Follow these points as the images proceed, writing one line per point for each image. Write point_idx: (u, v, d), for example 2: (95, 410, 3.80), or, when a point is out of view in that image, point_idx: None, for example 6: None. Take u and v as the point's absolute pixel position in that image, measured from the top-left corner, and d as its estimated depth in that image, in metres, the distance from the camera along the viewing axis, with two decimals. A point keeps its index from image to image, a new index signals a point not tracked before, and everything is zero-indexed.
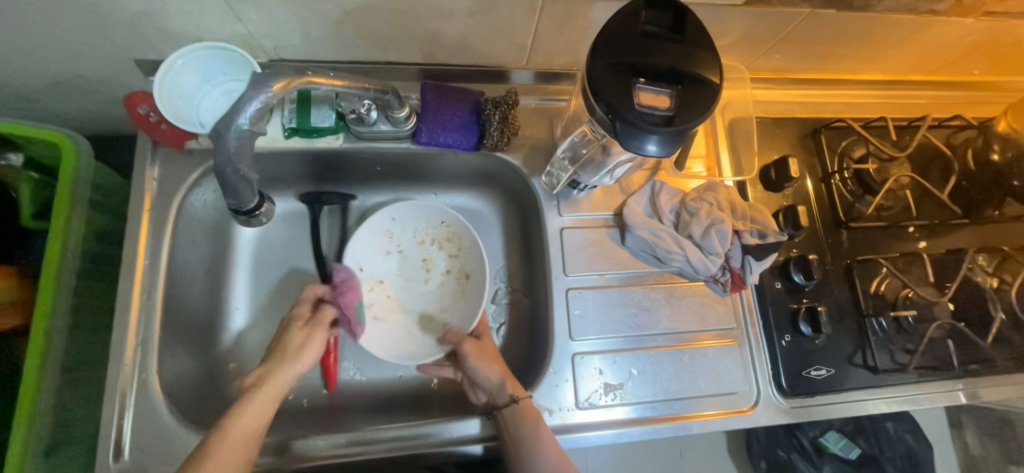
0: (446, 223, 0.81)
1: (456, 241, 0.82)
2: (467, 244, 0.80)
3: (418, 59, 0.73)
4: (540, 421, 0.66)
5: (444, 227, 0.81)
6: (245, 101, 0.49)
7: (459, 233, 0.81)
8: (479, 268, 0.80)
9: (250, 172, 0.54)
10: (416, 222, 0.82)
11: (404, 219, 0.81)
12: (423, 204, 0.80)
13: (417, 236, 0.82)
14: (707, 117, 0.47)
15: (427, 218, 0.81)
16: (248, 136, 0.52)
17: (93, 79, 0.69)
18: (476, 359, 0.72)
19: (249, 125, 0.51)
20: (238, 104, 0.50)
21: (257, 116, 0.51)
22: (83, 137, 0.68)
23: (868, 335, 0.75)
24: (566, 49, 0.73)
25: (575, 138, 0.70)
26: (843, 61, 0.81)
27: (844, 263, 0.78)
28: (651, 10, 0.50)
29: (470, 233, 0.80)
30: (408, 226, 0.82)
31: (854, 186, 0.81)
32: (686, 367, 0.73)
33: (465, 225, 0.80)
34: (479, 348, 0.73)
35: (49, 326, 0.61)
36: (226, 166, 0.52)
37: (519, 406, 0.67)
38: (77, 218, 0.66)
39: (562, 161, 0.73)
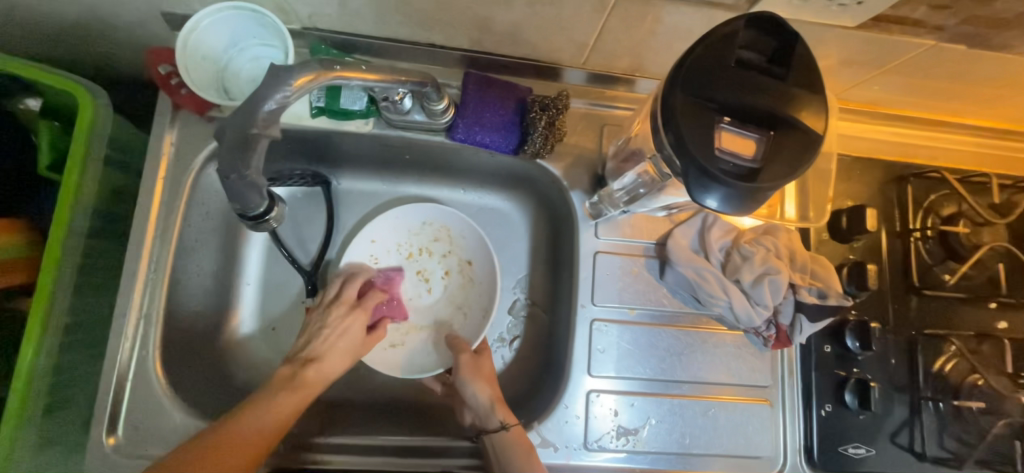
0: (427, 222, 0.78)
1: (444, 239, 0.78)
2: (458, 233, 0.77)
3: (464, 45, 0.65)
4: (530, 450, 0.62)
5: (428, 229, 0.78)
6: (262, 97, 0.46)
7: (443, 225, 0.78)
8: (477, 256, 0.77)
9: (258, 176, 0.48)
10: (394, 237, 0.78)
11: (382, 238, 0.77)
12: (393, 215, 0.76)
13: (402, 249, 0.78)
14: (796, 174, 0.39)
15: (408, 227, 0.78)
16: (258, 140, 0.47)
17: (118, 28, 0.64)
18: (470, 375, 0.68)
19: (256, 128, 0.46)
20: (253, 101, 0.46)
21: (270, 118, 0.47)
22: (103, 89, 0.63)
23: (919, 418, 0.67)
24: (631, 52, 0.64)
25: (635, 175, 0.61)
26: (951, 102, 0.70)
27: (906, 334, 0.69)
28: (753, 32, 0.41)
29: (448, 219, 0.77)
30: (387, 245, 0.78)
31: (935, 247, 0.71)
32: (708, 422, 0.67)
33: (446, 217, 0.77)
34: (476, 363, 0.69)
35: (56, 287, 0.58)
36: (230, 171, 0.47)
37: (508, 434, 0.63)
38: (91, 177, 0.62)
39: (616, 196, 0.65)
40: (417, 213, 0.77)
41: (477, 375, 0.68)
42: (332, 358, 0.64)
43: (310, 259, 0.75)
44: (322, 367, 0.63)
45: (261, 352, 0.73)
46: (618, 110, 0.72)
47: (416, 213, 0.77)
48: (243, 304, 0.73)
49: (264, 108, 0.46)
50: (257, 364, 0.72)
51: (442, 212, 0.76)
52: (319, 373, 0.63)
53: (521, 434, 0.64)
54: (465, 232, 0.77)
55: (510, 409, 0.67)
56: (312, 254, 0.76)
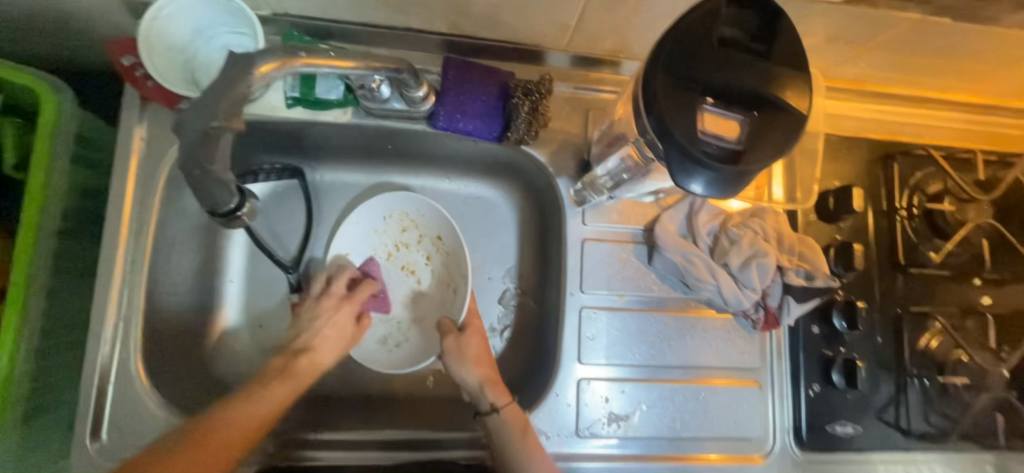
0: (388, 216, 0.76)
1: (412, 226, 0.77)
2: (430, 220, 0.76)
3: (443, 29, 0.63)
4: (525, 428, 0.62)
5: (392, 223, 0.77)
6: (221, 89, 0.43)
7: (402, 212, 0.76)
8: (444, 227, 0.75)
9: (225, 173, 0.47)
10: (368, 242, 0.76)
11: (354, 247, 0.75)
12: (354, 220, 0.75)
13: (380, 252, 0.77)
14: (781, 156, 0.39)
15: (373, 229, 0.76)
16: (216, 134, 0.44)
17: (77, 18, 0.61)
18: (456, 358, 0.66)
19: (217, 121, 0.44)
20: (211, 94, 0.43)
21: (233, 108, 0.44)
22: (65, 82, 0.60)
23: (905, 394, 0.68)
24: (615, 33, 0.62)
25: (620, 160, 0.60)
26: (938, 78, 0.69)
27: (893, 312, 0.70)
28: (735, 9, 0.40)
29: (405, 205, 0.75)
30: (362, 251, 0.76)
31: (921, 225, 0.71)
32: (699, 406, 0.68)
33: (401, 203, 0.75)
34: (460, 346, 0.67)
35: (29, 289, 0.57)
36: (194, 168, 0.46)
37: (500, 416, 0.63)
38: (58, 175, 0.59)
39: (600, 182, 0.65)
40: (375, 213, 0.75)
41: (464, 357, 0.66)
42: (326, 347, 0.66)
43: (291, 254, 0.74)
44: (317, 356, 0.65)
45: (247, 349, 0.72)
46: (604, 93, 0.70)
47: (393, 206, 0.76)
48: (227, 302, 0.72)
49: (227, 99, 0.43)
50: (245, 361, 0.71)
51: (398, 200, 0.75)
52: (313, 362, 0.64)
53: (517, 412, 0.63)
54: (423, 210, 0.75)
55: (502, 388, 0.65)
56: (292, 248, 0.75)
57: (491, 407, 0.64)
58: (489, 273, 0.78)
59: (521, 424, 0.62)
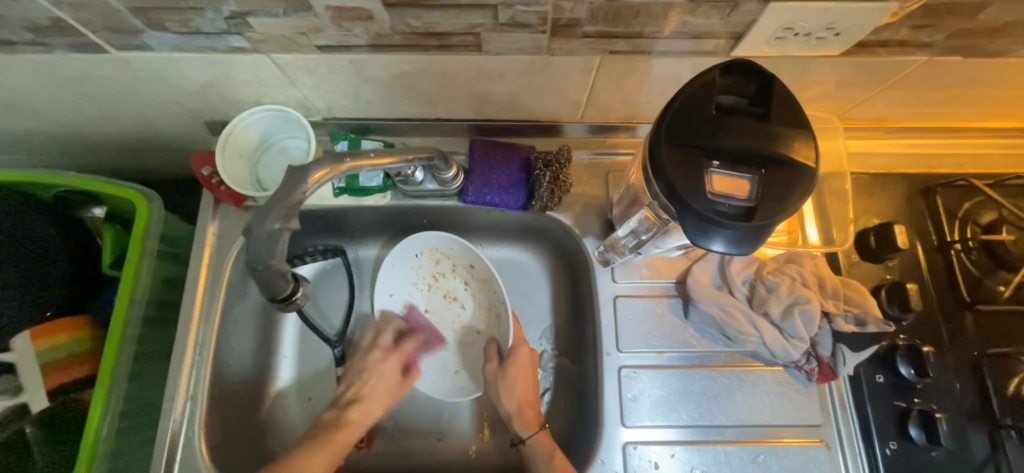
0: (419, 253, 0.76)
1: (444, 257, 0.76)
2: (459, 254, 0.74)
3: (468, 116, 0.70)
4: (553, 455, 0.63)
5: (424, 259, 0.77)
6: (276, 197, 0.48)
7: (432, 248, 0.75)
8: (474, 256, 0.73)
9: (284, 265, 0.51)
10: (408, 278, 0.77)
11: (396, 286, 0.77)
12: (389, 262, 0.75)
13: (421, 285, 0.78)
14: (793, 209, 0.40)
15: (409, 267, 0.77)
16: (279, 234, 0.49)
17: (169, 138, 0.73)
18: (498, 387, 0.67)
19: (279, 222, 0.48)
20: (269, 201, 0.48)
21: (290, 212, 0.48)
22: (156, 192, 0.72)
23: (1002, 449, 0.60)
24: (625, 103, 0.66)
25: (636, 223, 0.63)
26: (965, 108, 0.68)
27: (968, 355, 0.64)
28: (731, 79, 0.43)
29: (432, 240, 0.74)
30: (404, 287, 0.77)
31: (981, 257, 0.66)
32: (759, 470, 0.63)
33: (431, 240, 0.74)
34: (501, 375, 0.68)
35: (115, 374, 0.64)
36: (257, 262, 0.50)
37: (527, 446, 0.65)
38: (147, 270, 0.69)
39: (622, 243, 0.67)
40: (404, 254, 0.75)
41: (508, 385, 0.67)
42: (375, 399, 0.70)
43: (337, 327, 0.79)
44: (364, 407, 0.69)
45: (299, 424, 0.74)
46: (621, 156, 0.74)
47: (419, 247, 0.75)
48: (281, 378, 0.76)
49: (284, 203, 0.48)
50: (297, 437, 0.74)
51: (426, 238, 0.74)
52: (363, 412, 0.69)
53: (547, 440, 0.65)
54: (450, 244, 0.73)
55: (530, 417, 0.66)
56: (337, 323, 0.80)
57: (519, 436, 0.66)
58: (525, 335, 0.79)
59: (547, 451, 0.63)
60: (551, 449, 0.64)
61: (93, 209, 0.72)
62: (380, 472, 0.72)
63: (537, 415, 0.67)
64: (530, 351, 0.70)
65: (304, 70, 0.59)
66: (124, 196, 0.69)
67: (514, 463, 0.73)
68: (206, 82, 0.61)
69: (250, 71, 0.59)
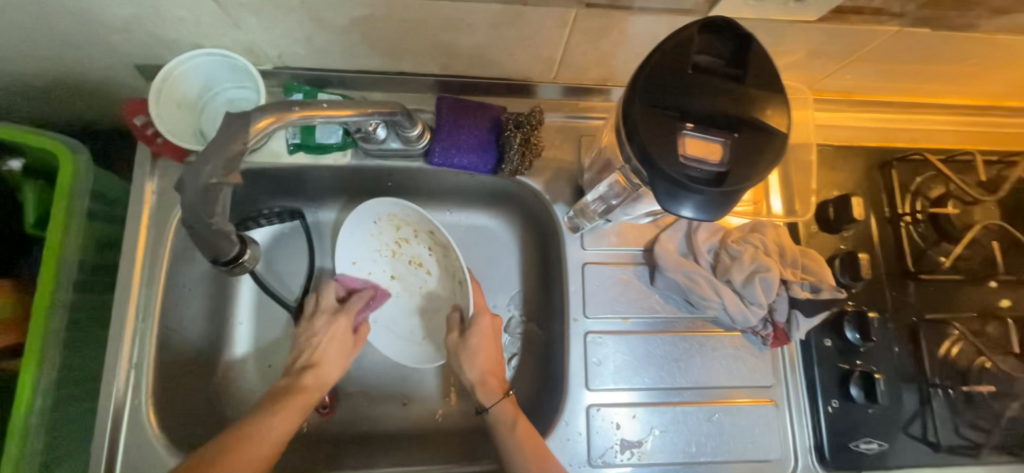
0: (379, 220, 0.72)
1: (404, 224, 0.73)
2: (416, 220, 0.71)
3: (435, 71, 0.66)
4: (516, 420, 0.63)
5: (385, 225, 0.73)
6: (213, 149, 0.43)
7: (390, 215, 0.72)
8: (431, 224, 0.69)
9: (226, 224, 0.47)
10: (369, 245, 0.74)
11: (359, 253, 0.74)
12: (349, 229, 0.72)
13: (384, 252, 0.75)
14: (764, 176, 0.39)
15: (369, 233, 0.73)
16: (213, 189, 0.44)
17: (95, 83, 0.65)
18: (460, 356, 0.67)
19: (215, 177, 0.44)
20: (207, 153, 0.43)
21: (230, 164, 0.44)
22: (82, 143, 0.64)
23: (930, 405, 0.66)
24: (600, 63, 0.64)
25: (606, 188, 0.61)
26: (926, 84, 0.69)
27: (907, 321, 0.68)
28: (708, 36, 0.41)
29: (390, 207, 0.70)
30: (366, 255, 0.74)
31: (927, 229, 0.70)
32: (714, 428, 0.66)
33: (387, 207, 0.71)
34: (463, 344, 0.67)
35: (45, 343, 0.58)
36: (194, 220, 0.45)
37: (490, 414, 0.64)
38: (76, 231, 0.62)
39: (591, 208, 0.66)
40: (362, 220, 0.71)
41: (469, 354, 0.67)
42: (331, 361, 0.66)
43: (297, 294, 0.76)
44: (321, 371, 0.65)
45: (257, 391, 0.72)
46: (593, 120, 0.72)
47: (376, 214, 0.72)
48: (236, 345, 0.73)
49: (223, 155, 0.44)
50: (255, 404, 0.71)
51: (382, 204, 0.70)
52: (319, 377, 0.65)
53: (510, 406, 0.64)
54: (408, 211, 0.70)
55: (492, 387, 0.65)
56: (296, 289, 0.77)
57: (481, 405, 0.65)
58: (493, 301, 0.78)
59: (510, 418, 0.63)
60: (514, 415, 0.63)
61: (8, 163, 0.63)
62: (344, 438, 0.72)
63: (502, 383, 0.66)
64: (492, 319, 0.69)
65: (248, 9, 0.53)
66: (42, 147, 0.61)
67: (481, 426, 0.74)
68: (133, 18, 0.54)
69: (184, 7, 0.53)
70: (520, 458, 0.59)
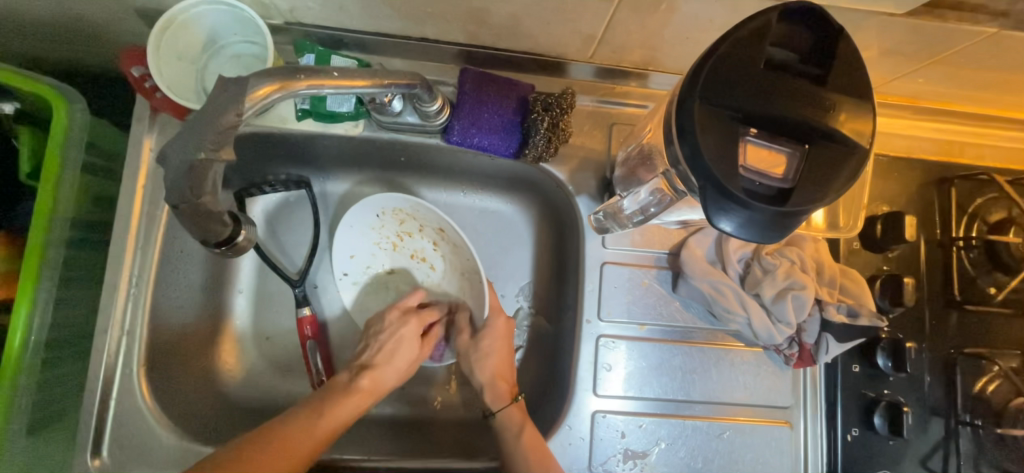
0: (381, 214, 0.69)
1: (410, 218, 0.68)
2: (421, 212, 0.66)
3: (461, 39, 0.60)
4: (524, 424, 0.61)
5: (387, 218, 0.69)
6: (211, 119, 0.39)
7: (394, 209, 0.67)
8: (441, 220, 0.66)
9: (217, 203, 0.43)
10: (369, 239, 0.71)
11: (358, 247, 0.70)
12: (347, 222, 0.68)
13: (384, 245, 0.71)
14: (832, 197, 0.34)
15: (369, 227, 0.70)
16: (204, 164, 0.40)
17: (93, 25, 0.60)
18: (470, 359, 0.65)
19: (204, 152, 0.39)
20: (206, 121, 0.39)
21: (220, 138, 0.40)
22: (78, 92, 0.60)
23: (955, 441, 0.62)
24: (644, 44, 0.57)
25: (648, 193, 0.51)
26: (1005, 95, 0.62)
27: (944, 351, 0.64)
28: (787, 26, 0.35)
29: (396, 201, 0.66)
30: (365, 248, 0.71)
31: (980, 256, 0.64)
32: (723, 444, 0.63)
33: (393, 200, 0.66)
34: (474, 347, 0.65)
35: (34, 302, 0.56)
36: (179, 201, 0.41)
37: (496, 419, 0.63)
38: (68, 185, 0.59)
39: (627, 215, 0.55)
40: (364, 213, 0.68)
41: (480, 356, 0.65)
42: (394, 363, 0.63)
43: (301, 267, 0.73)
44: (378, 374, 0.62)
45: (254, 363, 0.70)
46: (629, 107, 0.66)
47: (380, 209, 0.68)
48: (236, 314, 0.70)
49: (214, 127, 0.39)
50: (252, 377, 0.70)
51: (388, 197, 0.66)
52: (376, 381, 0.62)
53: (518, 411, 0.62)
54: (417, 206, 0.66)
55: (500, 390, 0.64)
56: (299, 261, 0.74)
57: (490, 408, 0.64)
58: (502, 290, 0.75)
59: (517, 424, 0.61)
60: (520, 420, 0.61)
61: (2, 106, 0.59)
62: None
63: (510, 388, 0.64)
64: (507, 322, 0.66)
65: None
66: (36, 93, 0.58)
67: (479, 416, 0.72)
68: None
69: None
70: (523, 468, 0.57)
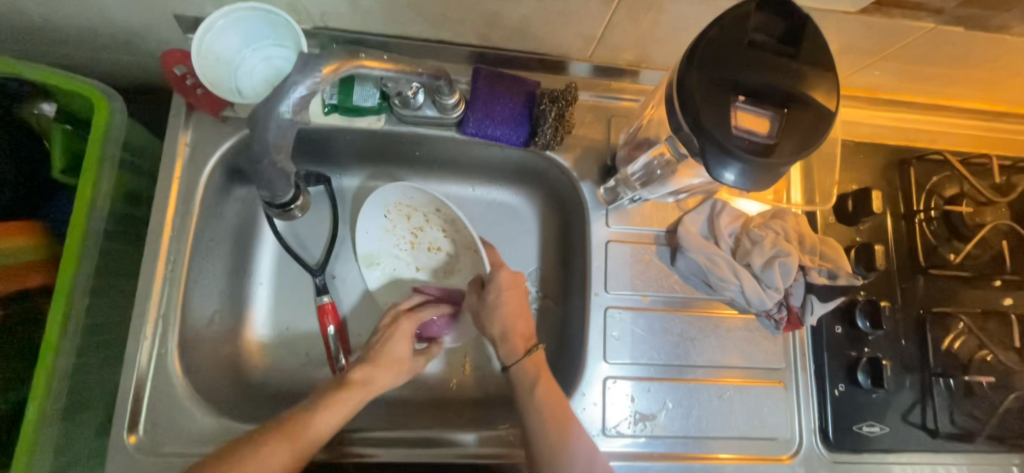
0: (388, 213, 0.75)
1: (413, 211, 0.75)
2: (416, 200, 0.73)
3: (474, 41, 0.66)
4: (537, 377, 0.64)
5: (395, 217, 0.75)
6: (290, 85, 0.50)
7: (397, 203, 0.74)
8: (436, 200, 0.71)
9: (286, 165, 0.57)
10: (388, 242, 0.76)
11: (379, 253, 0.76)
12: (363, 229, 0.75)
13: (403, 246, 0.76)
14: (810, 151, 0.41)
15: (384, 230, 0.76)
16: (289, 125, 0.53)
17: (131, 33, 0.65)
18: (480, 315, 0.68)
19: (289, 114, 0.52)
20: (283, 89, 0.51)
21: (302, 103, 0.52)
22: (117, 91, 0.64)
23: (930, 395, 0.68)
24: (637, 44, 0.65)
25: (650, 158, 0.61)
26: (949, 86, 0.71)
27: (915, 313, 0.71)
28: (765, 14, 0.42)
29: (394, 195, 0.73)
30: (388, 253, 0.76)
31: (939, 227, 0.72)
32: (724, 404, 0.68)
33: (392, 194, 0.73)
34: (495, 302, 0.67)
35: (74, 286, 0.59)
36: (264, 157, 0.54)
37: (512, 371, 0.66)
38: (106, 179, 0.62)
39: (633, 179, 0.64)
40: (373, 215, 0.75)
41: (490, 311, 0.68)
42: (386, 363, 0.64)
43: (319, 258, 0.77)
44: (370, 370, 0.63)
45: (275, 349, 0.73)
46: (623, 101, 0.73)
47: (387, 210, 0.75)
48: (255, 304, 0.73)
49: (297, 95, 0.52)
50: (274, 362, 0.73)
51: (386, 192, 0.73)
52: (369, 374, 0.62)
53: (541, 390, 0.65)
54: (410, 193, 0.72)
55: (515, 345, 0.66)
56: (317, 253, 0.77)
57: (504, 362, 0.67)
58: None
59: (531, 378, 0.64)
60: (535, 373, 0.64)
61: (42, 107, 0.63)
62: (361, 399, 0.73)
63: (525, 343, 0.67)
64: (513, 275, 0.69)
65: None
66: (78, 92, 0.61)
67: (493, 393, 0.76)
68: None
69: None
70: (542, 425, 0.60)
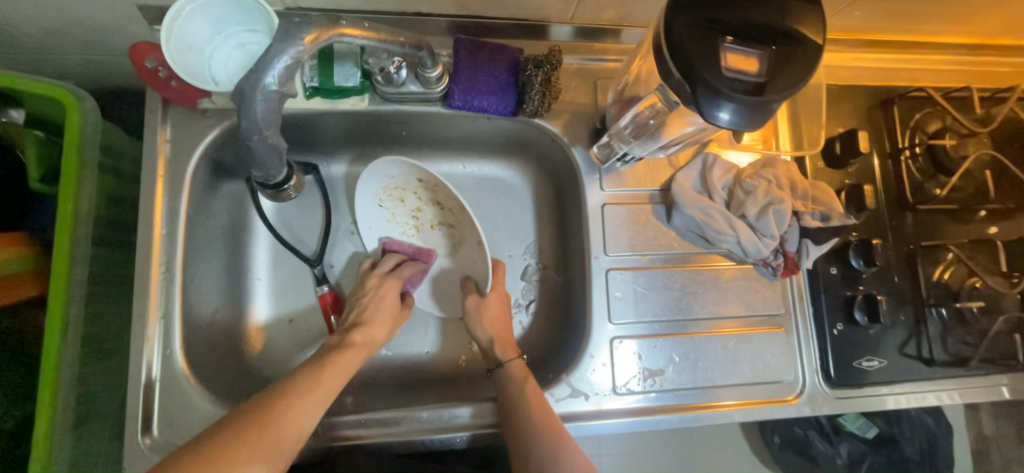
0: (381, 203, 0.74)
1: (404, 194, 0.73)
2: (398, 180, 0.71)
3: (451, 10, 0.65)
4: (526, 379, 0.65)
5: (389, 205, 0.74)
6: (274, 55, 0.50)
7: (382, 189, 0.72)
8: (417, 171, 0.67)
9: (276, 139, 0.56)
10: (392, 234, 0.76)
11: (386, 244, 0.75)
12: (365, 225, 0.75)
13: (408, 232, 0.76)
14: (803, 85, 0.41)
15: (383, 221, 0.75)
16: (276, 97, 0.53)
17: (93, 30, 0.62)
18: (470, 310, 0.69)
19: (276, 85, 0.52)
20: (267, 59, 0.50)
21: (287, 73, 0.52)
22: (87, 92, 0.61)
23: (924, 326, 0.71)
24: (618, 1, 0.64)
25: (638, 111, 0.60)
26: (928, 21, 0.72)
27: (906, 249, 0.72)
28: None
29: (376, 183, 0.71)
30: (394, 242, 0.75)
31: (925, 163, 0.73)
32: (729, 353, 0.70)
33: (374, 182, 0.71)
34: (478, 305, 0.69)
35: (69, 293, 0.57)
36: (253, 131, 0.54)
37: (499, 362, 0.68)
38: (89, 184, 0.60)
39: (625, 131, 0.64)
40: (366, 208, 0.73)
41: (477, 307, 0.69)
42: (378, 321, 0.66)
43: (316, 249, 0.76)
44: (368, 330, 0.64)
45: (280, 341, 0.73)
46: (608, 62, 0.72)
47: (379, 201, 0.73)
48: (257, 298, 0.73)
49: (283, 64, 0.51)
50: (280, 355, 0.73)
51: (368, 181, 0.71)
52: (366, 335, 0.64)
53: (519, 368, 0.66)
54: (392, 173, 0.70)
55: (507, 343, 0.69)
56: (313, 244, 0.77)
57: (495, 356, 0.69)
58: (510, 251, 0.80)
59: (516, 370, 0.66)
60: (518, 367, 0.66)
61: (11, 113, 0.63)
62: (372, 383, 0.73)
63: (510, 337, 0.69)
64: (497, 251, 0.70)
65: None
66: (46, 95, 0.59)
67: None
68: None
69: None
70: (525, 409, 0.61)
